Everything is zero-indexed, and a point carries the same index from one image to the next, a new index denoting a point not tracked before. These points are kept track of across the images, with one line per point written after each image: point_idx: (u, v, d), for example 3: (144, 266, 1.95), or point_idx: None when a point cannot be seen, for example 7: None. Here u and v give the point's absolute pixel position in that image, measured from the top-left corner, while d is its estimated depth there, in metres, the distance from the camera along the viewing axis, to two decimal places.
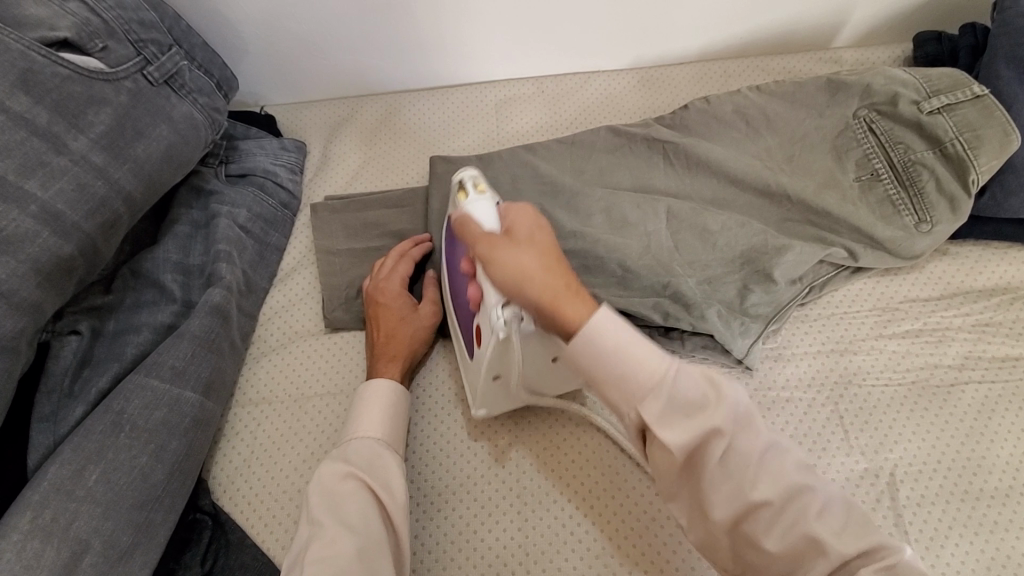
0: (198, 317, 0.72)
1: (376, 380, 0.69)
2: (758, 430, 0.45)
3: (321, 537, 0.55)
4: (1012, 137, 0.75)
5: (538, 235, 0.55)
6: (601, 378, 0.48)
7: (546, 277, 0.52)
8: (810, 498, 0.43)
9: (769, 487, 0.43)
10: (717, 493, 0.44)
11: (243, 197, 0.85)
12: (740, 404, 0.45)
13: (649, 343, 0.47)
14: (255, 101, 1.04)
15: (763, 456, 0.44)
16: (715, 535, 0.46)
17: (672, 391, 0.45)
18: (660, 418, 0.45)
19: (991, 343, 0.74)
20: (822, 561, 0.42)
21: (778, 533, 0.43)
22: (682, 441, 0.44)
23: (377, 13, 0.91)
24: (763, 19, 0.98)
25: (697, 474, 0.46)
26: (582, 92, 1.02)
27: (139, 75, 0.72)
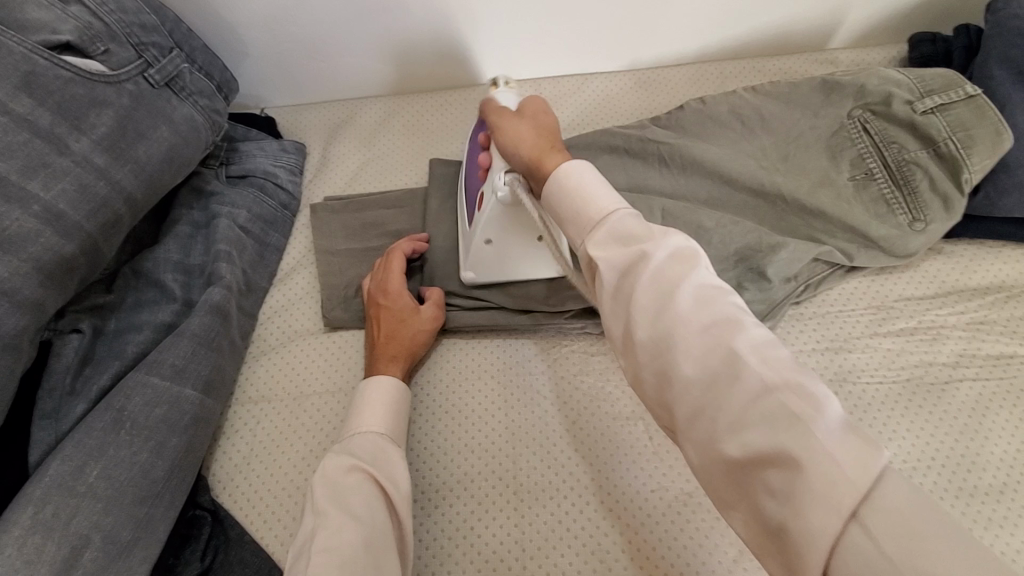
0: (198, 315, 0.73)
1: (377, 378, 0.70)
2: (700, 268, 0.45)
3: (327, 526, 0.55)
4: (1004, 136, 0.75)
5: (543, 117, 0.64)
6: (563, 216, 0.53)
7: (540, 142, 0.60)
8: (742, 332, 0.41)
9: (696, 312, 0.43)
10: (643, 309, 0.44)
11: (244, 198, 0.86)
12: (684, 248, 0.46)
13: (605, 187, 0.51)
14: (256, 104, 1.05)
15: (697, 291, 0.44)
16: (644, 370, 0.45)
17: (610, 220, 0.49)
18: (598, 239, 0.49)
19: (986, 341, 0.75)
20: (748, 389, 0.39)
21: (702, 355, 0.41)
22: (614, 259, 0.47)
23: (376, 16, 0.92)
24: (759, 21, 0.98)
25: (628, 304, 0.46)
26: (579, 93, 1.03)
27: (140, 77, 0.73)
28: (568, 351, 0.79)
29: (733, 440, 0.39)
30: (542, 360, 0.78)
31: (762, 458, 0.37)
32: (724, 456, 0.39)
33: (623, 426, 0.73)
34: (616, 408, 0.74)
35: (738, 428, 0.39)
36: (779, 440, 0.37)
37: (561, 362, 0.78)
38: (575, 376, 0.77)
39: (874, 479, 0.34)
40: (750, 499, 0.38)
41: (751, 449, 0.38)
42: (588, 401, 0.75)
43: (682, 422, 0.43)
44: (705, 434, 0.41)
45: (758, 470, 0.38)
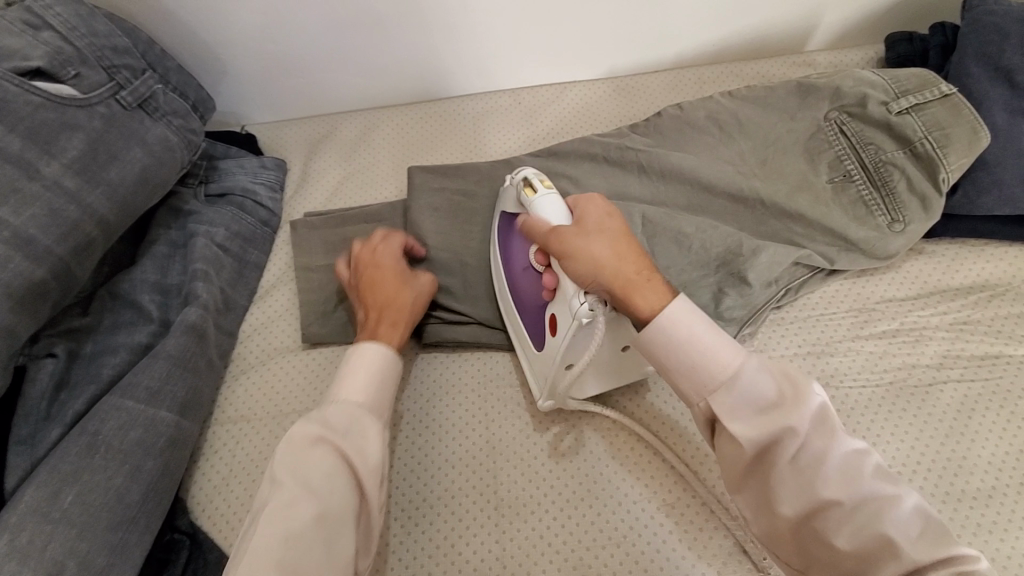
0: (174, 336, 0.73)
1: (369, 344, 0.66)
2: (839, 432, 0.49)
3: (279, 501, 0.53)
4: (980, 134, 0.75)
5: (607, 220, 0.64)
6: (670, 370, 0.55)
7: (621, 256, 0.61)
8: (893, 509, 0.46)
9: (842, 489, 0.47)
10: (782, 487, 0.49)
11: (222, 216, 0.86)
12: (820, 407, 0.50)
13: (731, 345, 0.54)
14: (237, 121, 1.05)
15: (841, 461, 0.48)
16: (783, 535, 0.51)
17: (739, 387, 0.52)
18: (728, 412, 0.52)
19: (969, 341, 0.74)
20: (896, 565, 0.44)
21: (852, 533, 0.46)
22: (750, 434, 0.50)
23: (353, 32, 0.92)
24: (736, 26, 0.98)
25: (764, 471, 0.51)
26: (559, 102, 1.03)
27: (113, 99, 0.74)
28: None
29: None
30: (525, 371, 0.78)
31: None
32: None
33: (605, 438, 0.73)
34: (600, 419, 0.74)
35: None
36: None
37: None
38: None
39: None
40: None
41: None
42: (568, 412, 0.75)
43: (819, 573, 0.49)
44: None
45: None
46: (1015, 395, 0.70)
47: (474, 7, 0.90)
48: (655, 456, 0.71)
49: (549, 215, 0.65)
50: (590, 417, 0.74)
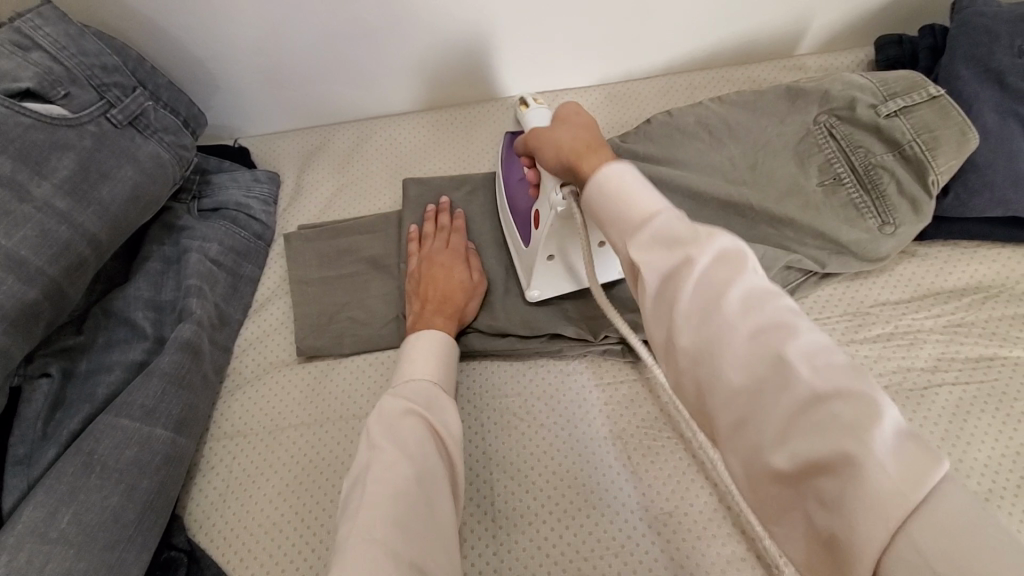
0: (168, 353, 0.73)
1: (427, 333, 0.71)
2: (745, 267, 0.40)
3: (380, 460, 0.54)
4: (969, 136, 0.75)
5: (580, 117, 0.64)
6: (603, 217, 0.49)
7: (580, 135, 0.60)
8: (796, 339, 0.36)
9: (740, 316, 0.38)
10: (685, 316, 0.40)
11: (215, 231, 0.86)
12: (729, 246, 0.41)
13: (650, 190, 0.47)
14: (229, 134, 1.05)
15: (746, 292, 0.39)
16: (690, 380, 0.41)
17: (654, 224, 0.44)
18: (639, 241, 0.44)
19: (964, 344, 0.74)
20: (796, 397, 0.34)
21: (751, 356, 0.37)
22: (657, 264, 0.42)
23: (343, 43, 0.92)
24: (726, 31, 0.99)
25: (670, 307, 0.41)
26: (551, 109, 1.03)
27: (103, 118, 0.74)
28: (545, 370, 0.79)
29: (778, 449, 0.35)
30: (520, 382, 0.78)
31: (810, 471, 0.33)
32: (769, 469, 0.35)
33: (602, 447, 0.73)
34: (596, 427, 0.74)
35: (784, 437, 0.35)
36: (824, 439, 0.32)
37: (539, 380, 0.78)
38: (553, 396, 0.77)
39: (923, 486, 0.29)
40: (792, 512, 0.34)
41: (799, 460, 0.33)
42: (565, 421, 0.75)
43: (729, 426, 0.38)
44: (750, 446, 0.37)
45: (799, 482, 0.34)
46: (1011, 397, 0.70)
47: (463, 16, 0.90)
48: (652, 465, 0.71)
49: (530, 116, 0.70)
50: (586, 425, 0.74)
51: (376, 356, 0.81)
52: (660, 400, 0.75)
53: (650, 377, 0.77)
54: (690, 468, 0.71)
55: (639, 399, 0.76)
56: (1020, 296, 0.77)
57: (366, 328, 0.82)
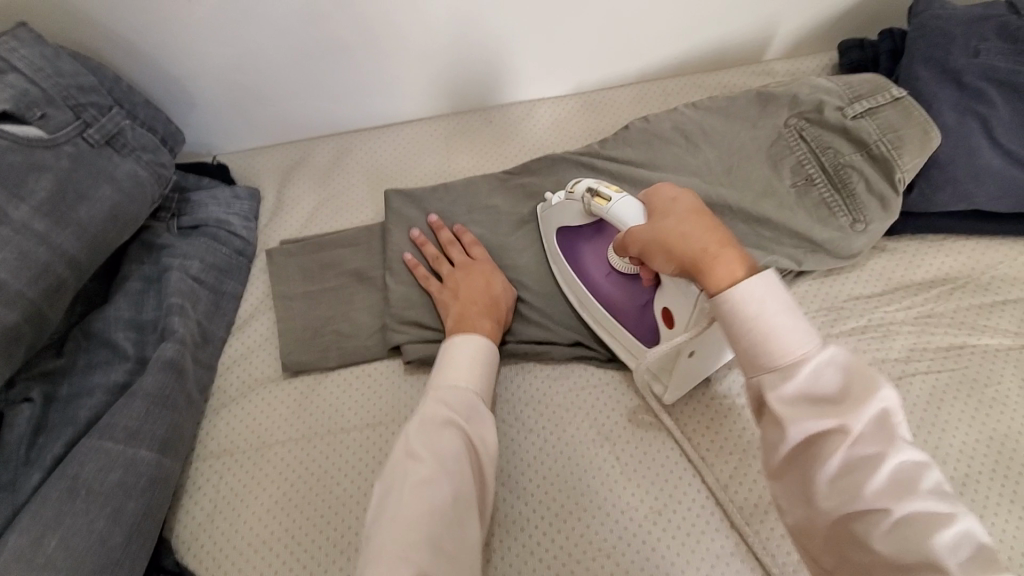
0: (152, 373, 0.72)
1: (471, 335, 0.71)
2: (901, 440, 0.45)
3: (418, 474, 0.56)
4: (931, 134, 0.78)
5: (676, 202, 0.61)
6: (743, 350, 0.51)
7: (692, 225, 0.58)
8: (939, 524, 0.41)
9: (881, 483, 0.44)
10: (824, 471, 0.46)
11: (196, 248, 0.85)
12: (886, 416, 0.46)
13: (808, 331, 0.50)
14: (208, 152, 1.05)
15: (896, 460, 0.44)
16: (816, 524, 0.47)
17: (808, 380, 0.48)
18: (785, 388, 0.48)
19: (935, 333, 0.77)
20: (925, 569, 0.40)
21: (890, 532, 0.42)
22: (801, 423, 0.47)
23: (322, 59, 0.93)
24: (697, 39, 1.01)
25: (809, 461, 0.47)
26: (530, 119, 1.05)
27: (79, 138, 0.73)
28: (531, 377, 0.79)
29: None
30: (506, 389, 0.78)
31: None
32: None
33: (590, 450, 0.73)
34: (585, 431, 0.75)
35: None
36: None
37: (526, 386, 0.78)
38: (540, 401, 0.77)
39: None
40: None
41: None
42: (553, 426, 0.75)
43: (849, 574, 0.45)
44: None
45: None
46: (982, 383, 0.73)
47: (440, 30, 0.91)
48: (640, 465, 0.72)
49: (618, 219, 0.67)
50: (575, 428, 0.75)
51: (363, 369, 0.81)
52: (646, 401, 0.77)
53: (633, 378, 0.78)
54: (676, 466, 0.72)
55: (626, 401, 0.77)
56: (985, 286, 0.80)
57: (352, 340, 0.82)
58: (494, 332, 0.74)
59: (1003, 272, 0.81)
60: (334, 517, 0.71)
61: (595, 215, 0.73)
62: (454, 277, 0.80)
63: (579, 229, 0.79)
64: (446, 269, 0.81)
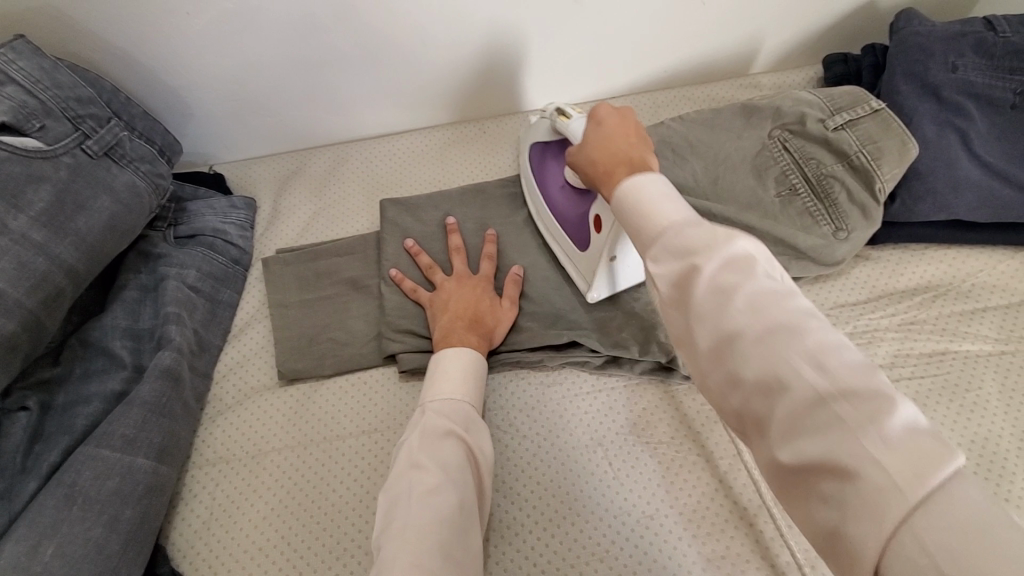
0: (148, 382, 0.73)
1: (467, 350, 0.72)
2: (757, 272, 0.41)
3: (424, 483, 0.56)
4: (909, 145, 0.81)
5: (616, 121, 0.61)
6: (630, 223, 0.50)
7: (619, 137, 0.59)
8: (806, 342, 0.37)
9: (749, 317, 0.39)
10: (697, 319, 0.42)
11: (192, 257, 0.86)
12: (740, 251, 0.42)
13: (676, 197, 0.48)
14: (204, 161, 1.06)
15: (759, 290, 0.40)
16: (709, 378, 0.42)
17: (674, 234, 0.45)
18: (657, 250, 0.46)
19: (918, 340, 0.79)
20: (801, 400, 0.36)
21: (757, 359, 0.38)
22: (671, 273, 0.44)
23: (318, 71, 0.95)
24: (686, 53, 1.04)
25: (686, 310, 0.43)
26: (523, 130, 1.07)
27: (78, 149, 0.75)
28: (527, 383, 0.80)
29: (786, 445, 0.37)
30: (501, 395, 0.79)
31: (818, 466, 0.35)
32: (778, 463, 0.37)
33: (583, 455, 0.75)
34: (578, 436, 0.76)
35: (788, 433, 0.37)
36: (825, 438, 0.34)
37: (521, 392, 0.80)
38: (534, 407, 0.78)
39: (923, 469, 0.31)
40: (801, 502, 0.36)
41: (800, 450, 0.36)
42: (546, 432, 0.76)
43: (749, 424, 0.40)
44: (765, 441, 0.39)
45: (803, 476, 0.36)
46: (963, 389, 0.75)
47: (434, 42, 0.93)
48: (632, 470, 0.73)
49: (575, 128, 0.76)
50: (568, 433, 0.76)
51: (359, 376, 0.82)
52: (637, 407, 0.78)
53: (626, 385, 0.80)
54: (668, 470, 0.73)
55: (618, 407, 0.78)
56: (965, 294, 0.82)
57: (348, 348, 0.83)
58: (481, 347, 0.76)
59: (982, 280, 0.83)
60: (330, 523, 0.71)
61: (558, 132, 0.82)
62: (448, 288, 0.81)
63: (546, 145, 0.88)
64: (442, 279, 0.83)
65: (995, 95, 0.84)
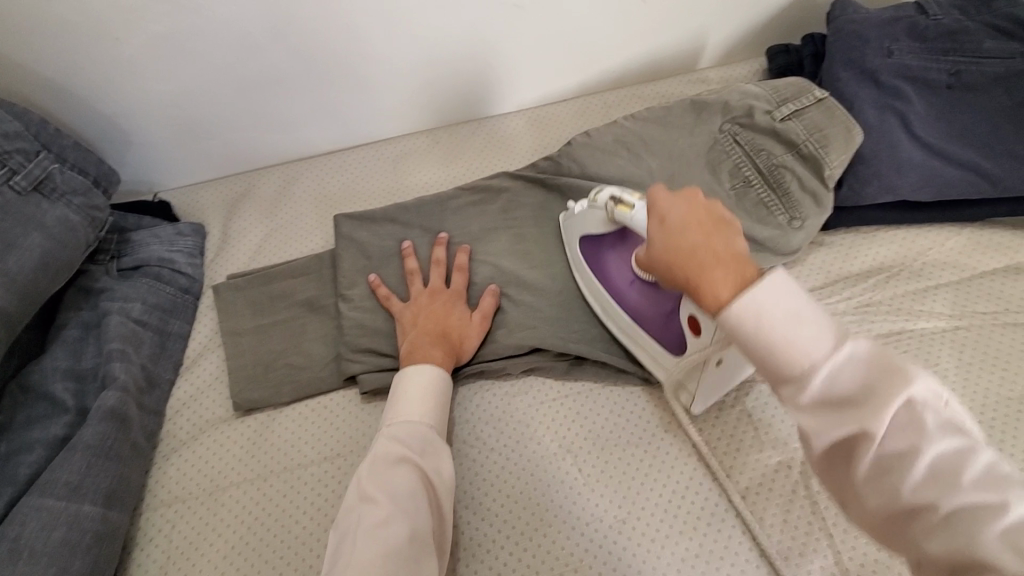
0: (92, 424, 0.69)
1: (425, 367, 0.70)
2: (931, 429, 0.40)
3: (373, 516, 0.55)
4: (854, 130, 0.83)
5: (682, 209, 0.55)
6: (754, 357, 0.46)
7: (702, 235, 0.52)
8: (996, 514, 0.36)
9: (933, 486, 0.39)
10: (864, 482, 0.42)
11: (136, 289, 0.83)
12: (910, 404, 0.40)
13: (820, 326, 0.44)
14: (148, 189, 1.03)
15: (938, 454, 0.39)
16: (879, 526, 0.42)
17: (830, 386, 0.43)
18: (803, 401, 0.43)
19: (876, 321, 0.79)
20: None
21: (942, 534, 0.38)
22: (827, 432, 0.43)
23: (262, 91, 0.92)
24: (634, 52, 1.05)
25: (851, 465, 0.42)
26: (476, 137, 1.06)
27: (4, 186, 0.71)
28: (497, 394, 0.79)
29: None
30: (467, 408, 0.78)
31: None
32: None
33: (552, 464, 0.73)
34: (547, 445, 0.75)
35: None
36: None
37: (489, 402, 0.78)
38: (501, 418, 0.77)
39: None
40: None
41: None
42: (514, 443, 0.75)
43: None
44: None
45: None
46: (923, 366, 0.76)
47: (379, 54, 0.92)
48: (602, 475, 0.72)
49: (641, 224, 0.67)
50: (536, 443, 0.75)
51: (319, 401, 0.79)
52: (605, 410, 0.77)
53: (594, 390, 0.79)
54: (638, 472, 0.72)
55: (586, 410, 0.77)
56: (917, 272, 0.83)
57: (305, 372, 0.80)
58: (447, 362, 0.74)
59: (933, 258, 0.85)
60: (293, 557, 0.68)
61: (619, 223, 0.73)
62: (413, 306, 0.80)
63: (602, 239, 0.79)
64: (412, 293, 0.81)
65: (931, 76, 0.86)
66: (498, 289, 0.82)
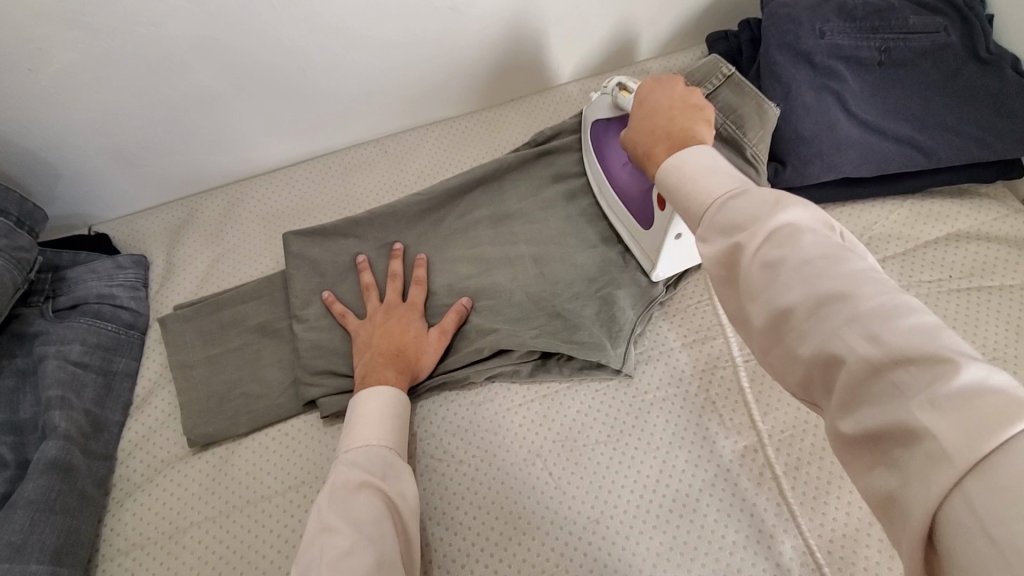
0: (32, 479, 0.65)
1: (381, 389, 0.68)
2: (804, 242, 0.41)
3: (336, 547, 0.53)
4: (765, 106, 0.81)
5: (665, 94, 0.62)
6: (676, 197, 0.51)
7: (669, 116, 0.59)
8: (857, 304, 0.36)
9: (802, 290, 0.39)
10: (752, 299, 0.42)
11: (74, 330, 0.79)
12: (785, 224, 0.42)
13: (723, 173, 0.49)
14: (85, 222, 0.98)
15: (807, 260, 0.40)
16: (767, 354, 0.42)
17: (722, 209, 0.46)
18: (704, 231, 0.47)
19: None
20: (853, 369, 0.35)
21: (815, 331, 0.38)
22: (719, 252, 0.45)
23: (194, 112, 0.89)
24: (579, 49, 1.04)
25: (743, 284, 0.43)
26: (426, 144, 1.04)
27: None
28: (464, 404, 0.78)
29: (846, 417, 0.35)
30: (434, 422, 0.76)
31: (873, 440, 0.34)
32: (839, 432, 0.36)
33: (523, 470, 0.73)
34: (518, 450, 0.74)
35: (847, 405, 0.36)
36: (887, 414, 0.33)
37: (456, 411, 0.77)
38: (468, 428, 0.76)
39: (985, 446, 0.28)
40: (866, 470, 0.34)
41: (865, 426, 0.34)
42: (484, 453, 0.74)
43: (816, 389, 0.39)
44: (828, 416, 0.37)
45: (869, 449, 0.34)
46: None
47: (316, 68, 0.89)
48: (573, 478, 0.72)
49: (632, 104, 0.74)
50: (507, 452, 0.74)
51: (281, 429, 0.77)
52: (572, 410, 0.77)
53: (560, 391, 0.78)
54: (609, 470, 0.72)
55: (554, 412, 0.77)
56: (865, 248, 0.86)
57: (263, 400, 0.78)
58: (402, 381, 0.72)
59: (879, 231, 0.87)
60: None
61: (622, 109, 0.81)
62: (370, 323, 0.78)
63: (607, 124, 0.85)
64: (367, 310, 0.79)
65: (863, 54, 0.88)
66: (467, 302, 0.81)
